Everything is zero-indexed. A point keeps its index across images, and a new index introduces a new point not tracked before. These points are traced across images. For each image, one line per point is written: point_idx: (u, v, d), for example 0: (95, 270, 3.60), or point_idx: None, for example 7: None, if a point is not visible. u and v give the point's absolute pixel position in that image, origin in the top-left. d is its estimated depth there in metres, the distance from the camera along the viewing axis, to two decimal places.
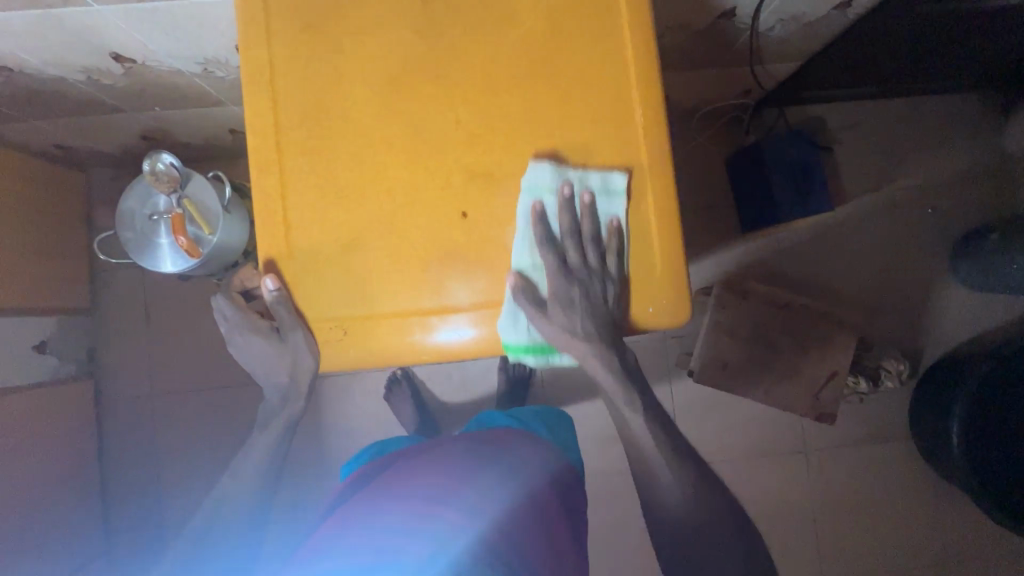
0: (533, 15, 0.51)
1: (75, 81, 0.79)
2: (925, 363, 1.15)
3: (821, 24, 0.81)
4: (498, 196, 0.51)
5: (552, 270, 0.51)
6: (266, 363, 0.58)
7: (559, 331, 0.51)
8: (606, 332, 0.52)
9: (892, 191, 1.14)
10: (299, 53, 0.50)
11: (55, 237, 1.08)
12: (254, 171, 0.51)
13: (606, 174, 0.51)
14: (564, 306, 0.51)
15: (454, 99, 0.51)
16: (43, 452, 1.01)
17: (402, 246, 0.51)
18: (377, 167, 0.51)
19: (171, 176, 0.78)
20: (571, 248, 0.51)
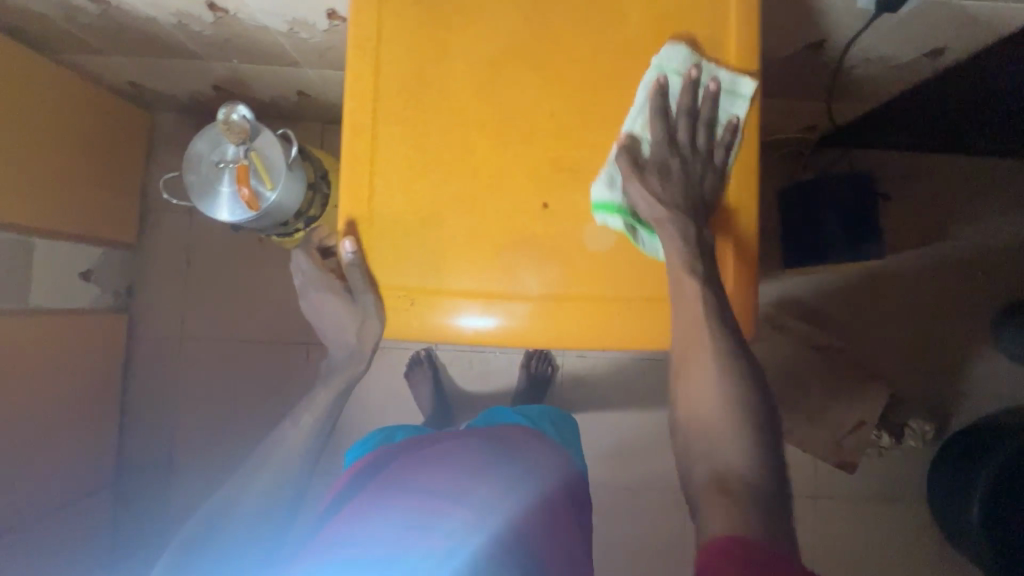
0: (642, 18, 0.51)
1: (167, 24, 0.81)
2: (951, 427, 1.12)
3: (904, 69, 0.80)
4: (582, 193, 0.52)
5: (659, 139, 0.49)
6: (335, 323, 0.59)
7: (652, 202, 0.48)
8: (699, 213, 0.49)
9: (945, 249, 1.11)
10: (408, 22, 0.51)
11: (114, 172, 1.11)
12: (347, 133, 0.52)
13: (736, 77, 0.50)
14: (661, 177, 0.49)
15: (551, 92, 0.51)
16: (70, 374, 1.04)
17: (480, 228, 0.52)
18: (467, 147, 0.51)
19: (243, 128, 0.80)
20: (682, 127, 0.49)
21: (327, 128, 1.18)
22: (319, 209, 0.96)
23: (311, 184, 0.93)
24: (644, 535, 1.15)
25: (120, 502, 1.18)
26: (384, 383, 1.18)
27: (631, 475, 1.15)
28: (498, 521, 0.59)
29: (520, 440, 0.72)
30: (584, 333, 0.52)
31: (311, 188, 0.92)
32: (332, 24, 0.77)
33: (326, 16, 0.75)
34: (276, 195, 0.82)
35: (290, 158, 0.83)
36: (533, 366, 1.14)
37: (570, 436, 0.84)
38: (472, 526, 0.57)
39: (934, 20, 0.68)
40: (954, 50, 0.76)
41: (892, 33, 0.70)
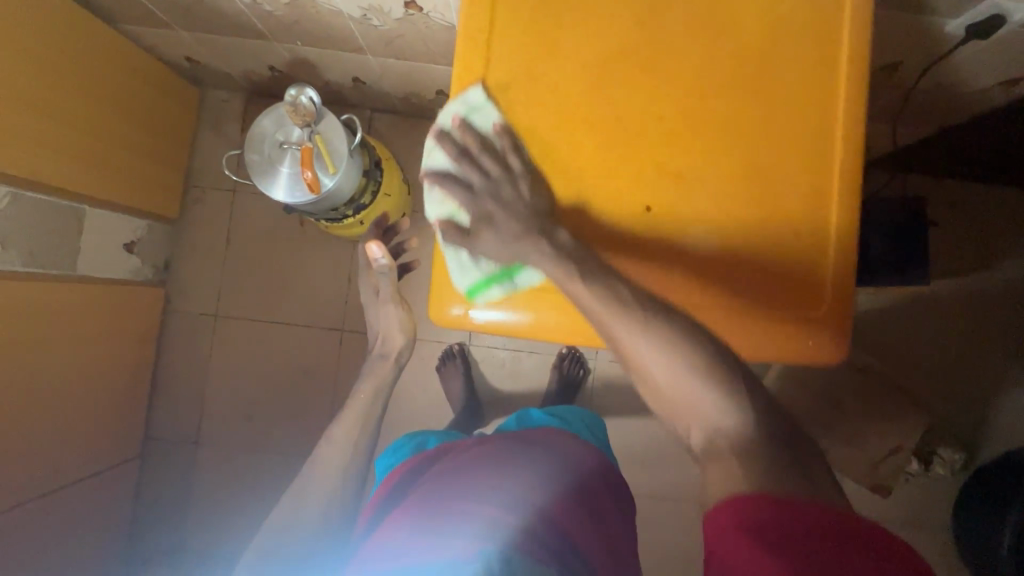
0: (752, 31, 0.53)
1: (240, 2, 0.81)
2: (981, 458, 1.12)
3: (974, 95, 0.80)
4: (684, 198, 0.53)
5: (463, 193, 0.51)
6: (388, 324, 0.87)
7: (495, 246, 0.51)
8: (542, 219, 0.50)
9: (985, 280, 1.11)
10: (526, 23, 0.53)
11: (164, 145, 1.12)
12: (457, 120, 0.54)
13: (464, 93, 0.54)
14: (485, 224, 0.51)
15: (660, 97, 0.53)
16: (106, 345, 1.04)
17: (583, 225, 0.54)
18: (576, 144, 0.54)
19: (310, 110, 0.80)
20: (471, 172, 0.51)
21: (375, 116, 1.18)
22: (371, 198, 0.96)
23: (366, 171, 0.93)
24: (666, 544, 1.15)
25: (145, 475, 1.18)
26: (415, 375, 1.18)
27: (655, 484, 1.15)
28: (539, 518, 0.56)
29: (554, 437, 0.73)
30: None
31: (365, 174, 0.93)
32: (406, 13, 0.77)
33: (403, 5, 0.76)
34: (337, 180, 0.82)
35: (353, 144, 0.83)
36: (565, 368, 1.13)
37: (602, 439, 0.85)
38: (495, 524, 0.53)
39: (1016, 51, 0.68)
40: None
41: (969, 61, 0.71)
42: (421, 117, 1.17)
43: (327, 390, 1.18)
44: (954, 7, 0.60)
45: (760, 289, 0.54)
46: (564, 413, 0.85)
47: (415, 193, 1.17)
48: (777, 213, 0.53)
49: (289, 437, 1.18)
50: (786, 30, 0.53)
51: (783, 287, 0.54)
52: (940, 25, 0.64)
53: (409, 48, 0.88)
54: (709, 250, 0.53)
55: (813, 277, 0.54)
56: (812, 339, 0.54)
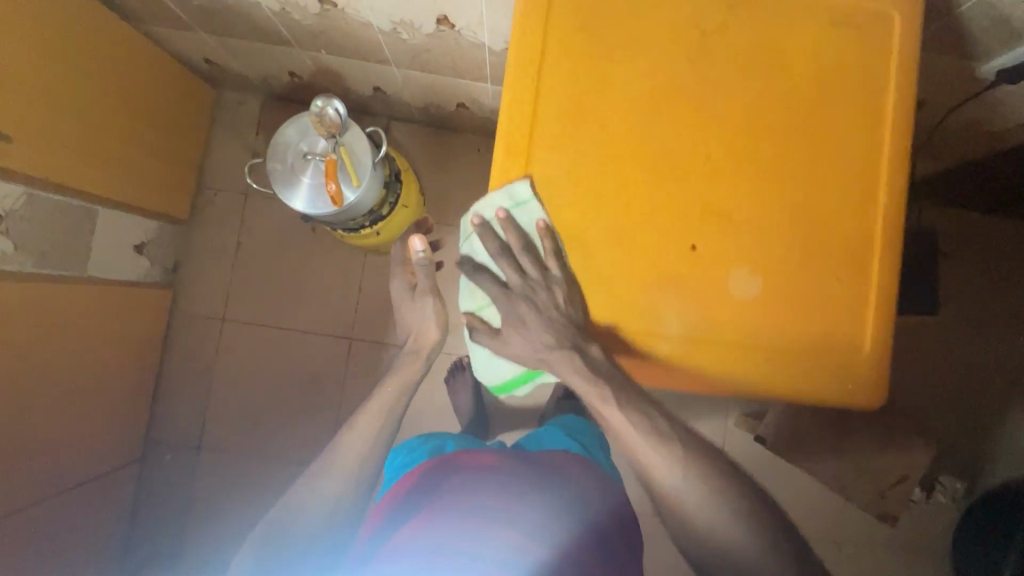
0: (802, 68, 0.51)
1: (269, 10, 0.80)
2: (981, 488, 1.13)
3: (995, 134, 0.81)
4: (729, 238, 0.51)
5: (503, 292, 0.53)
6: (420, 321, 0.80)
7: (527, 349, 0.54)
8: (572, 333, 0.51)
9: (992, 311, 1.13)
10: (583, 68, 0.50)
11: (177, 146, 1.10)
12: (501, 157, 0.51)
13: (510, 186, 0.50)
14: (518, 326, 0.53)
15: (709, 132, 0.51)
16: (111, 347, 1.03)
17: (626, 263, 0.51)
18: (621, 182, 0.51)
19: (335, 122, 0.80)
20: (510, 275, 0.53)
21: (393, 124, 1.17)
22: (389, 210, 0.96)
23: (386, 183, 0.93)
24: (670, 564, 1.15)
25: (144, 480, 1.16)
26: (422, 386, 1.17)
27: None
28: (545, 543, 0.58)
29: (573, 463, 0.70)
30: (723, 377, 0.52)
31: (385, 186, 0.92)
32: (437, 29, 0.77)
33: (435, 21, 0.75)
34: (360, 193, 0.81)
35: (378, 156, 0.82)
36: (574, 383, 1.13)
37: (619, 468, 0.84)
38: (518, 552, 0.56)
39: None
40: None
41: (994, 103, 0.71)
42: (439, 127, 1.17)
43: (334, 398, 1.17)
44: (987, 52, 0.61)
45: (803, 334, 0.51)
46: (583, 436, 0.84)
47: (430, 204, 1.17)
48: (823, 258, 0.51)
49: (294, 444, 1.17)
50: (841, 70, 0.51)
51: (833, 330, 0.51)
52: (971, 69, 0.65)
53: (436, 63, 0.88)
54: (754, 295, 0.51)
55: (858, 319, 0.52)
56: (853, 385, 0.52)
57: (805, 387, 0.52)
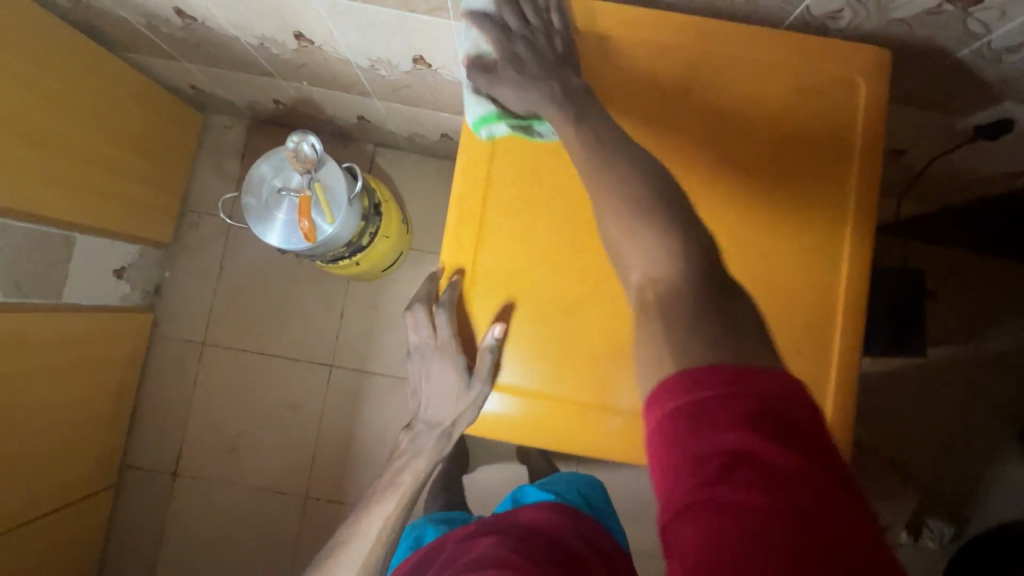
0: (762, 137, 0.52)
1: (247, 45, 0.80)
2: (970, 531, 1.10)
3: (980, 182, 0.79)
4: None
5: (497, 35, 0.48)
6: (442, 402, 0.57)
7: (520, 87, 0.46)
8: (564, 72, 0.47)
9: (983, 351, 1.11)
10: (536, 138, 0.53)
11: (161, 171, 1.10)
12: (454, 224, 0.54)
13: None
14: (510, 63, 0.47)
15: None
16: (88, 373, 1.02)
17: (579, 331, 0.52)
18: (575, 251, 0.52)
19: (310, 157, 0.79)
20: (509, 15, 0.48)
21: (378, 151, 1.17)
22: (369, 240, 0.95)
23: (365, 215, 0.92)
24: None
25: (120, 505, 1.15)
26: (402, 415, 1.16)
27: (644, 541, 1.13)
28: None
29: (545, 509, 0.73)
30: None
31: (364, 219, 0.91)
32: (415, 67, 0.77)
33: (412, 60, 0.74)
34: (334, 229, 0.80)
35: (353, 192, 0.81)
36: None
37: (601, 506, 0.87)
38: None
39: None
40: None
41: (975, 155, 0.70)
42: (424, 155, 1.16)
43: (313, 425, 1.16)
44: (963, 109, 0.60)
45: None
46: (563, 489, 0.85)
47: (414, 231, 1.16)
48: (782, 330, 0.53)
49: (272, 471, 1.15)
50: (800, 145, 0.52)
51: None
52: (947, 123, 0.64)
53: (416, 97, 0.87)
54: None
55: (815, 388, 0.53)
56: None
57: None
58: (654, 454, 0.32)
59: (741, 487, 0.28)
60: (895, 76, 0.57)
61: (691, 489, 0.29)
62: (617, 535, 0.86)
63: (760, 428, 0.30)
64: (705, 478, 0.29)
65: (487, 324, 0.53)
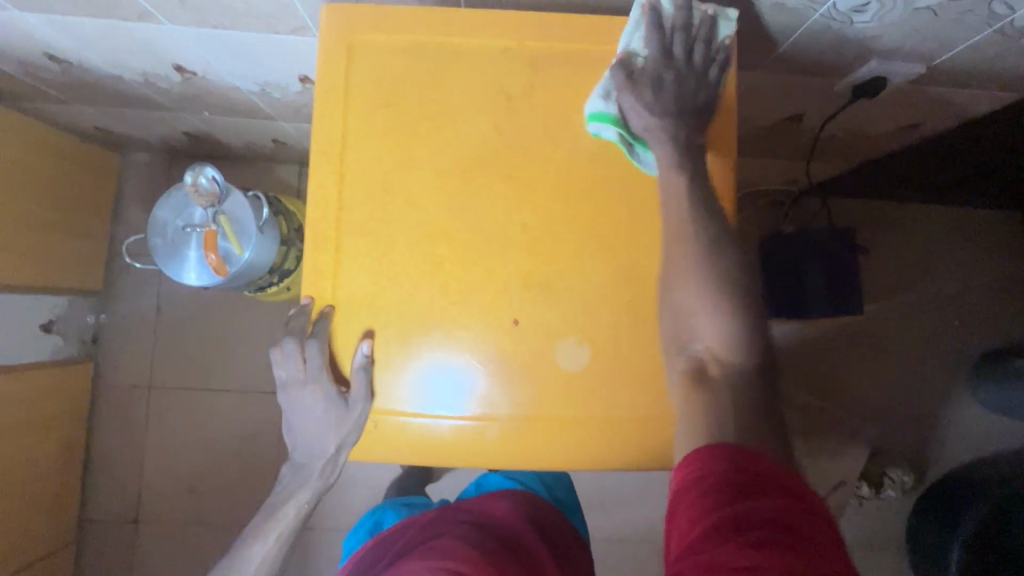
0: None
1: (132, 81, 0.78)
2: (930, 477, 1.12)
3: (885, 137, 0.80)
4: (556, 309, 0.45)
5: (653, 54, 0.42)
6: (316, 435, 0.47)
7: (646, 110, 0.43)
8: (688, 122, 0.43)
9: (921, 299, 1.12)
10: (381, 138, 0.45)
11: (82, 217, 1.07)
12: (308, 247, 0.45)
13: None
14: (652, 89, 0.42)
15: (524, 200, 0.45)
16: (29, 433, 0.99)
17: (448, 347, 0.45)
18: (434, 257, 0.45)
19: (211, 190, 0.77)
20: (677, 39, 0.42)
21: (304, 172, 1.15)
22: (294, 261, 0.91)
23: (284, 240, 0.89)
24: None
25: (82, 560, 1.13)
26: None
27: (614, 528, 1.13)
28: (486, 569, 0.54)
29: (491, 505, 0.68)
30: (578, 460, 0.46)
31: (285, 243, 0.88)
32: (305, 87, 0.75)
33: (298, 80, 0.73)
34: (243, 260, 0.78)
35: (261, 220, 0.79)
36: None
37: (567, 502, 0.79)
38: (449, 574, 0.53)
39: (916, 101, 0.67)
40: (931, 125, 0.76)
41: (866, 112, 0.70)
42: None
43: (270, 455, 1.14)
44: (839, 71, 0.60)
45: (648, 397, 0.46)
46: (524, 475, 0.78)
47: None
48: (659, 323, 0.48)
49: (234, 506, 1.14)
50: None
51: None
52: (829, 85, 0.64)
53: None
54: (585, 366, 0.46)
55: None
56: None
57: (646, 458, 0.46)
58: (682, 510, 0.35)
59: (766, 551, 0.31)
60: (766, 48, 0.57)
61: (717, 544, 0.32)
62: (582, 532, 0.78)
63: (789, 510, 0.33)
64: (731, 537, 0.32)
65: (351, 344, 0.45)
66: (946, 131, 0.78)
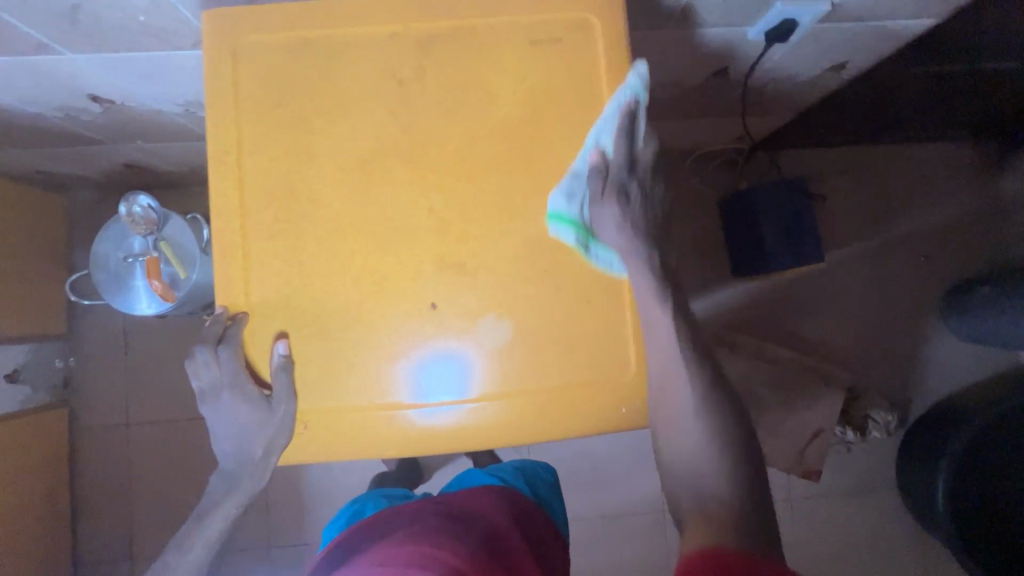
0: (514, 96, 0.47)
1: (54, 117, 0.76)
2: (913, 415, 1.12)
3: (816, 81, 0.80)
4: (474, 288, 0.46)
5: (623, 161, 0.44)
6: (238, 440, 0.47)
7: (616, 227, 0.45)
8: (652, 231, 0.46)
9: (883, 239, 1.13)
10: (278, 145, 0.46)
11: (36, 263, 1.06)
12: (219, 259, 0.46)
13: None
14: (619, 197, 0.44)
15: (428, 187, 0.46)
16: (11, 485, 0.99)
17: (369, 339, 0.46)
18: (346, 254, 0.46)
19: (148, 219, 0.75)
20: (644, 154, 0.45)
21: None
22: None
23: None
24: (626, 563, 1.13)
25: None
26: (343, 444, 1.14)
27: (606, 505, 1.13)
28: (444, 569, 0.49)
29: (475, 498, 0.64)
30: (511, 435, 0.47)
31: None
32: None
33: None
34: (188, 286, 0.77)
35: (204, 242, 0.79)
36: None
37: (550, 499, 0.74)
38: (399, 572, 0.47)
39: (832, 40, 0.67)
40: (857, 62, 0.76)
41: (789, 57, 0.70)
42: None
43: None
44: (747, 17, 0.60)
45: (574, 362, 0.47)
46: (506, 471, 0.74)
47: None
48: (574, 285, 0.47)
49: None
50: None
51: None
52: (743, 34, 0.64)
53: None
54: (509, 339, 0.47)
55: None
56: None
57: (577, 424, 0.47)
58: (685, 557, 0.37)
59: None
60: (669, 5, 0.56)
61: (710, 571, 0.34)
62: (563, 531, 0.73)
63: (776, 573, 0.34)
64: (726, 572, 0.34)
65: (270, 345, 0.46)
66: (873, 67, 0.77)
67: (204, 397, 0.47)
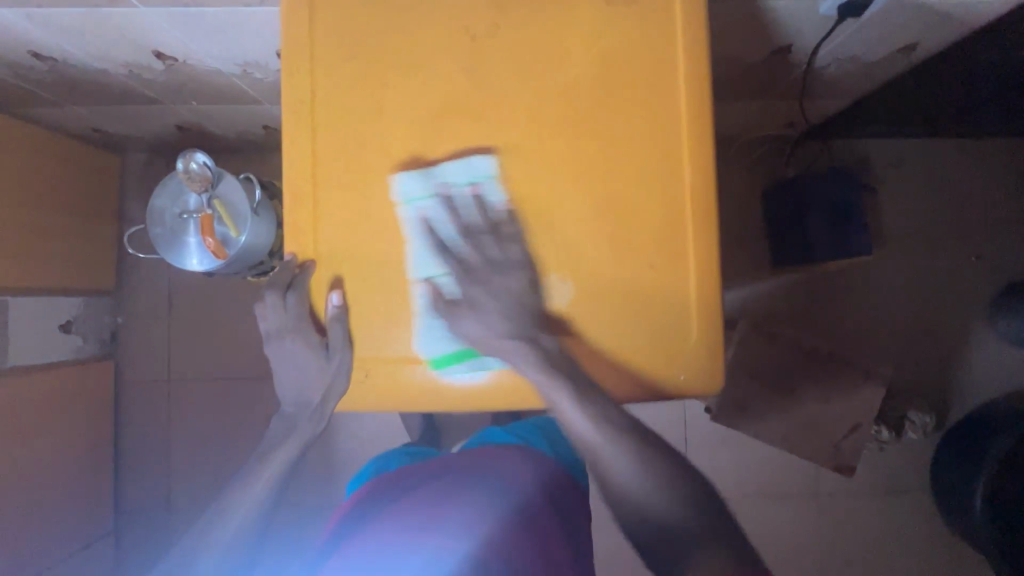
0: (585, 59, 0.47)
1: (119, 74, 0.79)
2: (953, 416, 1.09)
3: (882, 64, 0.77)
4: (534, 249, 0.47)
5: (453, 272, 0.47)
6: (301, 381, 0.49)
7: (477, 331, 0.46)
8: (526, 323, 0.46)
9: (934, 235, 1.09)
10: (350, 99, 0.47)
11: (88, 221, 1.09)
12: (290, 208, 0.47)
13: (462, 163, 0.46)
14: (468, 310, 0.46)
15: (495, 146, 0.47)
16: (60, 431, 1.04)
17: (428, 295, 0.47)
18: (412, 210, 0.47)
19: (204, 175, 0.78)
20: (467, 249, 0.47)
21: None
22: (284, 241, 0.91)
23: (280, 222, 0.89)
24: None
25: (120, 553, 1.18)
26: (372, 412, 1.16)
27: None
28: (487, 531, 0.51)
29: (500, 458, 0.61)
30: None
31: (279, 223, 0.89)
32: None
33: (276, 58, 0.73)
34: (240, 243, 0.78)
35: (255, 202, 0.80)
36: None
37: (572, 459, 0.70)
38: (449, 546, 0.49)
39: (904, 20, 0.65)
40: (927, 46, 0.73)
41: (857, 35, 0.68)
42: None
43: None
44: None
45: (628, 327, 0.48)
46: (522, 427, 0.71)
47: None
48: (633, 251, 0.48)
49: None
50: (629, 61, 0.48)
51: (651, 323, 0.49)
52: (813, 8, 0.62)
53: None
54: (568, 300, 0.48)
55: (675, 305, 0.48)
56: (688, 379, 0.49)
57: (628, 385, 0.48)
58: None
59: None
60: None
61: None
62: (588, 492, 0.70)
63: None
64: None
65: (325, 294, 0.47)
66: (944, 51, 0.74)
67: (270, 339, 0.49)
